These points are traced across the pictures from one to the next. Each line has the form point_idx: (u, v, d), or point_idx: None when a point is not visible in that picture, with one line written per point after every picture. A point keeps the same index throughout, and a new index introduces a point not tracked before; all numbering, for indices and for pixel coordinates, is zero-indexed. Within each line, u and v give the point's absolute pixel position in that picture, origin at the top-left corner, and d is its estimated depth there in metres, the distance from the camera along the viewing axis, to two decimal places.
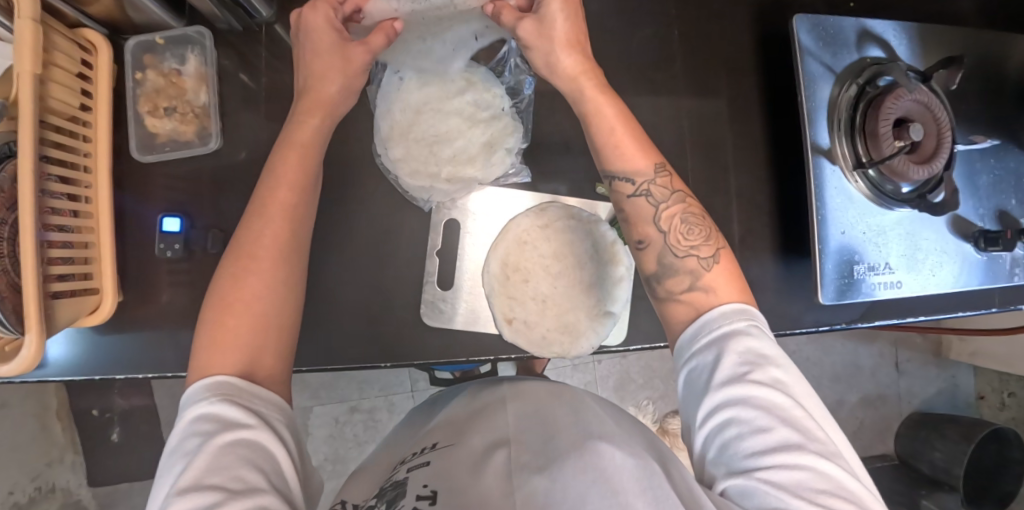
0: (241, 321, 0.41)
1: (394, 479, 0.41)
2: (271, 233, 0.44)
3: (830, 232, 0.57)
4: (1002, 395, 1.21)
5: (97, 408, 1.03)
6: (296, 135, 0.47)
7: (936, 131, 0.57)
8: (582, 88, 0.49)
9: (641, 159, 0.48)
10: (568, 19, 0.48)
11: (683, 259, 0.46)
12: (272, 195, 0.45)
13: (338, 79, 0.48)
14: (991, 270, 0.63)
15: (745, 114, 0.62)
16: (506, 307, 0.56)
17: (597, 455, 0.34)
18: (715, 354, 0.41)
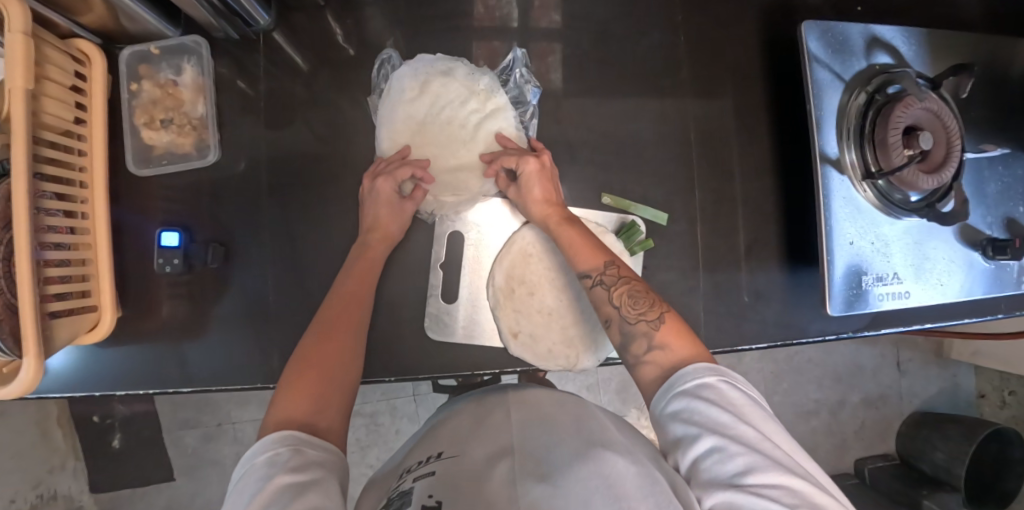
0: (314, 373, 0.42)
1: (399, 488, 0.40)
2: (344, 312, 0.47)
3: (839, 244, 0.56)
4: (1002, 393, 1.18)
5: (97, 415, 1.02)
6: (368, 253, 0.52)
7: (946, 139, 0.56)
8: (551, 220, 0.54)
9: (591, 258, 0.50)
10: (540, 177, 0.55)
11: (635, 325, 0.45)
12: (344, 283, 0.50)
13: (398, 226, 0.55)
14: (998, 278, 0.63)
15: (751, 121, 0.62)
16: (512, 320, 0.55)
17: (599, 463, 0.36)
18: (688, 402, 0.38)
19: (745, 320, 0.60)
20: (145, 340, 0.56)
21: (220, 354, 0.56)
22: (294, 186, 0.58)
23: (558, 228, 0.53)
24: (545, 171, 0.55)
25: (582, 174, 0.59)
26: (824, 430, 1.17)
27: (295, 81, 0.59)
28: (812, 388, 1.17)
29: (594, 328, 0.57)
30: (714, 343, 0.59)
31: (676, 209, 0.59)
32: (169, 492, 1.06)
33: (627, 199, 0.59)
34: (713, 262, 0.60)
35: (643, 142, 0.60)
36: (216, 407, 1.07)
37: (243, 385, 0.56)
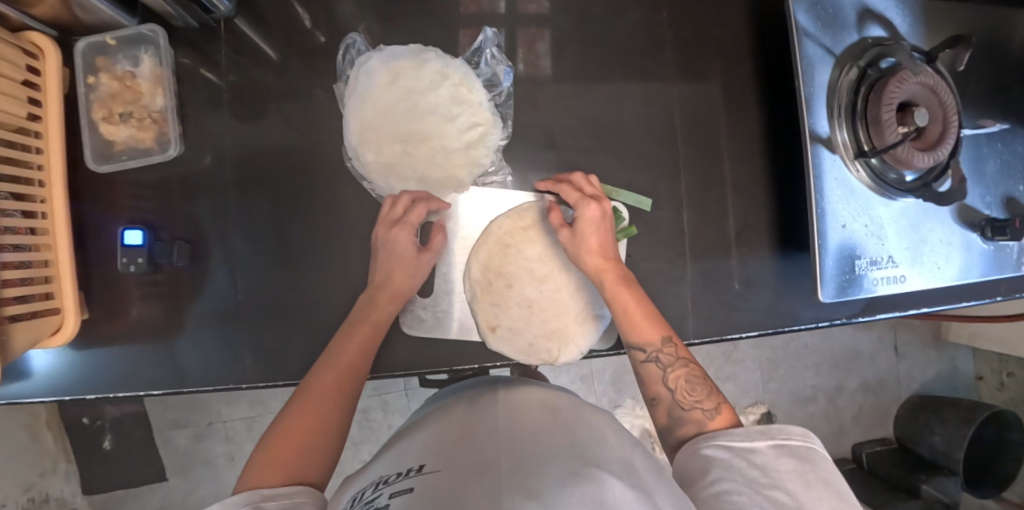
0: (293, 443, 0.39)
1: (375, 503, 0.38)
2: (335, 377, 0.45)
3: (831, 227, 0.53)
4: (1002, 375, 1.16)
5: (86, 416, 1.00)
6: (371, 315, 0.50)
7: (942, 115, 0.53)
8: (603, 280, 0.50)
9: (650, 332, 0.48)
10: (596, 232, 0.52)
11: (688, 413, 0.43)
12: (342, 345, 0.47)
13: (413, 275, 0.51)
14: (997, 259, 0.60)
15: (739, 102, 0.59)
16: (489, 312, 0.53)
17: (599, 486, 0.34)
18: (730, 456, 0.38)
19: (736, 309, 0.57)
20: (113, 342, 0.54)
21: (192, 355, 0.55)
22: (263, 180, 0.56)
23: (609, 289, 0.49)
24: (603, 221, 0.51)
25: (564, 160, 0.56)
26: (822, 416, 1.16)
27: (261, 70, 0.56)
28: (809, 375, 1.16)
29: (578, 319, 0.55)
30: (703, 334, 0.56)
31: (662, 195, 0.57)
32: (163, 492, 1.05)
33: (607, 185, 0.56)
34: (701, 250, 0.57)
35: (627, 126, 0.57)
36: (206, 406, 1.06)
37: (218, 386, 0.54)
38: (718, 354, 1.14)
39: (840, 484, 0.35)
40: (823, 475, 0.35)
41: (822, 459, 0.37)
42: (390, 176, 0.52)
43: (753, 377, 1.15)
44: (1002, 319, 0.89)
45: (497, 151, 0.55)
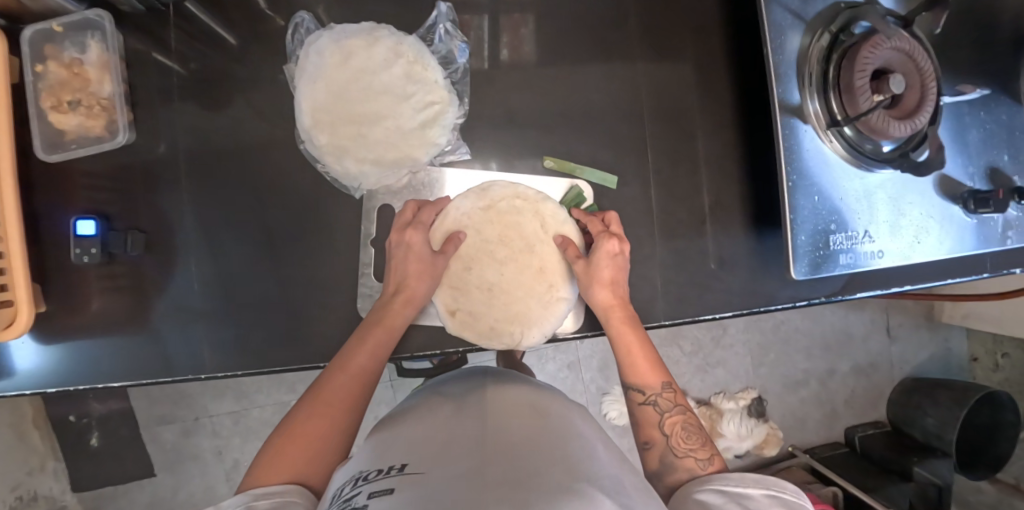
0: (299, 450, 0.41)
1: (351, 504, 0.34)
2: (344, 388, 0.45)
3: (804, 199, 0.51)
4: (996, 356, 1.17)
5: (73, 414, 0.99)
6: (386, 319, 0.48)
7: (919, 82, 0.51)
8: (610, 319, 0.51)
9: (650, 376, 0.52)
10: (610, 265, 0.51)
11: (681, 459, 0.47)
12: (353, 356, 0.46)
13: (428, 282, 0.50)
14: (981, 233, 0.58)
15: (710, 74, 0.57)
16: (449, 297, 0.52)
17: (589, 499, 0.32)
18: (725, 500, 0.40)
19: (709, 289, 0.56)
20: (76, 335, 0.53)
21: (152, 347, 0.53)
22: (218, 167, 0.54)
23: (614, 323, 0.51)
24: (620, 258, 0.51)
25: (528, 138, 0.55)
26: (813, 399, 1.17)
27: (216, 55, 0.54)
28: (800, 359, 1.17)
29: (542, 303, 0.52)
30: (674, 315, 0.55)
31: (628, 172, 0.55)
32: (151, 488, 1.05)
33: (571, 162, 0.55)
34: (670, 228, 0.55)
35: (593, 103, 0.56)
36: (192, 401, 1.06)
37: (178, 378, 0.52)
38: (707, 339, 1.15)
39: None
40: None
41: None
42: (343, 158, 0.50)
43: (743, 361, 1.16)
44: (996, 296, 0.86)
45: (455, 129, 0.53)
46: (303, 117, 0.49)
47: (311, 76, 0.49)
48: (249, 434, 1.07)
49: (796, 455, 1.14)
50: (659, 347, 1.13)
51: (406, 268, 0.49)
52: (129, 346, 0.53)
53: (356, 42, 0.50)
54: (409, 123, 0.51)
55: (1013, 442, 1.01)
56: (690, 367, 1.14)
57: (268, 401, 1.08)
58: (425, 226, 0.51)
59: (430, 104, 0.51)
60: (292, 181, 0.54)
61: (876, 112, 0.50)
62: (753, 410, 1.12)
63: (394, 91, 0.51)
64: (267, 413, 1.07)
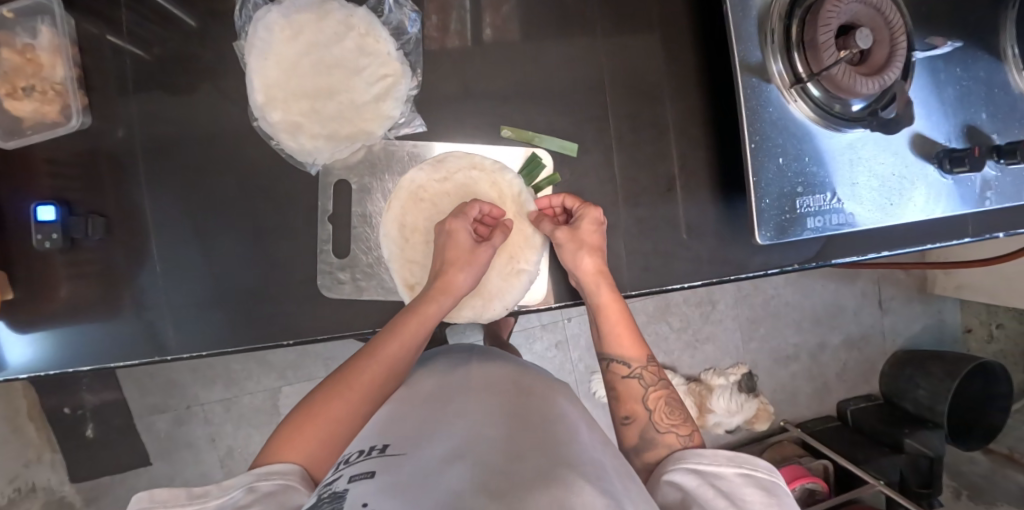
0: (315, 434, 0.44)
1: (333, 489, 0.34)
2: (369, 375, 0.47)
3: (768, 160, 0.50)
4: (991, 327, 1.18)
5: (68, 407, 0.99)
6: (421, 308, 0.50)
7: (888, 37, 0.50)
8: (600, 286, 0.52)
9: (633, 349, 0.52)
10: (597, 232, 0.52)
11: (662, 435, 0.46)
12: (383, 345, 0.48)
13: (467, 271, 0.52)
14: (957, 194, 0.57)
15: (672, 38, 0.56)
16: (407, 272, 0.56)
17: (568, 488, 0.30)
18: (698, 483, 0.40)
19: (676, 259, 0.55)
20: (50, 318, 0.53)
21: (127, 331, 0.54)
22: (182, 151, 0.55)
23: (598, 288, 0.51)
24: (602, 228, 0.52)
25: (486, 109, 0.54)
26: (804, 374, 1.20)
27: (172, 37, 0.54)
28: (790, 333, 1.19)
29: (502, 276, 0.56)
30: (640, 285, 0.55)
31: (589, 140, 0.55)
32: (148, 477, 1.07)
33: (529, 131, 0.54)
34: (632, 197, 0.55)
35: (553, 72, 0.55)
36: (183, 390, 1.07)
37: (180, 356, 0.54)
38: (696, 314, 1.15)
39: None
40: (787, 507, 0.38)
41: (783, 492, 0.40)
42: (298, 134, 0.50)
43: (732, 335, 1.17)
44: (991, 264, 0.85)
45: (409, 101, 0.53)
46: (255, 95, 0.49)
47: (263, 51, 0.49)
48: (241, 420, 1.09)
49: (788, 429, 1.16)
50: (646, 324, 1.13)
51: (448, 253, 0.52)
52: (102, 330, 0.54)
53: (307, 17, 0.50)
54: (363, 96, 0.52)
55: (1006, 413, 1.03)
56: (679, 344, 1.14)
57: (258, 387, 1.10)
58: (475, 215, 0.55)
59: (383, 77, 0.51)
60: (254, 160, 0.54)
61: (840, 69, 0.48)
62: (743, 386, 1.11)
63: (347, 64, 0.51)
64: (258, 399, 1.10)
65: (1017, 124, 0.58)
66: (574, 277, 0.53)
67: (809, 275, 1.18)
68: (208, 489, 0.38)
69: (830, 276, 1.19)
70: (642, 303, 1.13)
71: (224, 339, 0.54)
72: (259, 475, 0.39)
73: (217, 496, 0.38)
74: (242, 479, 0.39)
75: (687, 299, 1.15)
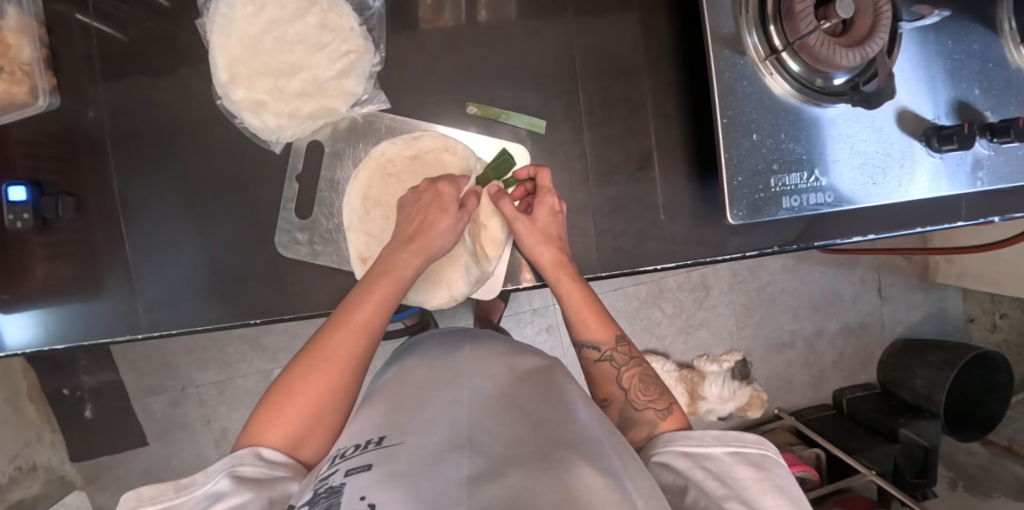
0: (294, 409, 0.42)
1: (330, 484, 0.34)
2: (346, 347, 0.45)
3: (742, 137, 0.49)
4: (994, 317, 1.15)
5: (66, 388, 1.04)
6: (393, 267, 0.48)
7: (871, 6, 0.48)
8: (561, 278, 0.51)
9: (600, 331, 0.52)
10: (553, 220, 0.51)
11: (640, 412, 0.47)
12: (357, 310, 0.46)
13: (451, 227, 0.49)
14: (948, 172, 0.54)
15: (646, 12, 0.54)
16: (361, 244, 0.54)
17: (563, 470, 0.30)
18: (689, 465, 0.40)
19: (649, 239, 0.55)
20: (25, 299, 0.54)
21: (104, 310, 0.55)
22: (151, 131, 0.55)
23: (562, 278, 0.51)
24: (558, 213, 0.52)
25: (454, 86, 0.53)
26: (800, 362, 1.18)
27: (138, 16, 0.54)
28: (786, 320, 1.17)
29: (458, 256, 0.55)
30: (612, 266, 0.55)
31: (559, 117, 0.54)
32: (145, 456, 1.09)
33: (496, 107, 0.54)
34: (604, 175, 0.54)
35: (523, 48, 0.54)
36: (178, 373, 1.09)
37: (154, 333, 0.55)
38: (689, 300, 1.14)
39: (788, 486, 0.39)
40: (777, 482, 0.39)
41: (775, 463, 0.41)
42: (260, 113, 0.50)
43: (726, 322, 1.16)
44: None
45: (372, 77, 0.52)
46: (218, 73, 0.49)
47: (224, 28, 0.49)
48: (235, 403, 1.11)
49: (782, 417, 1.15)
50: (639, 309, 1.12)
51: (428, 211, 0.50)
52: (70, 309, 0.54)
53: None
54: (325, 73, 0.51)
55: (1005, 403, 1.01)
56: (671, 329, 1.13)
57: (251, 370, 1.11)
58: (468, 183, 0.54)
59: (346, 54, 0.51)
60: (223, 139, 0.54)
61: (818, 38, 0.46)
62: (736, 372, 1.09)
63: (309, 41, 0.50)
64: (251, 381, 1.11)
65: (1014, 101, 0.55)
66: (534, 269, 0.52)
67: (806, 262, 1.16)
68: (195, 477, 0.39)
69: (828, 262, 1.16)
70: (634, 288, 1.12)
71: (196, 317, 0.55)
72: (242, 458, 0.39)
73: (204, 484, 0.38)
74: (229, 459, 0.39)
75: (680, 285, 1.13)
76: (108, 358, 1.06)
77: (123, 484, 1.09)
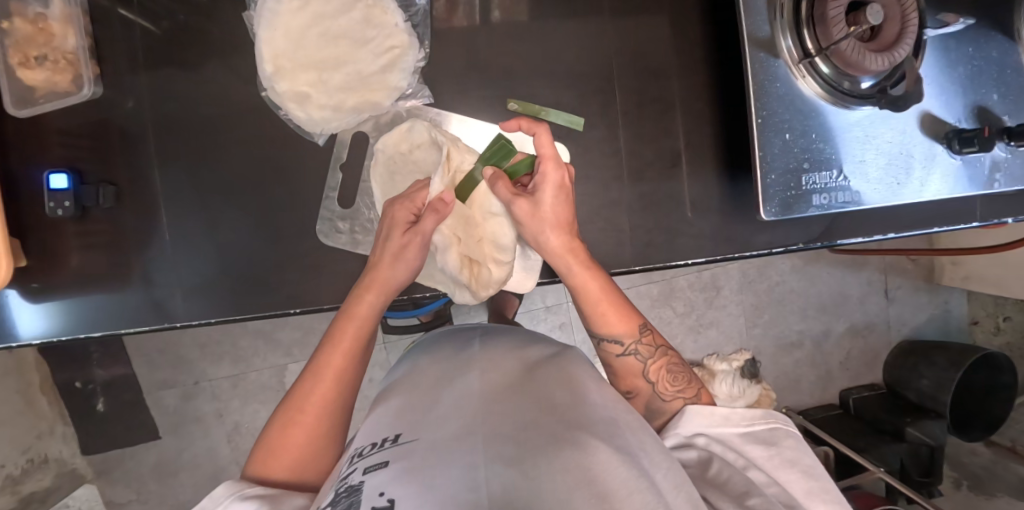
0: (283, 466, 0.44)
1: (349, 482, 0.34)
2: (320, 393, 0.46)
3: (773, 137, 0.50)
4: (998, 320, 1.18)
5: (79, 380, 1.03)
6: (355, 309, 0.49)
7: (899, 14, 0.49)
8: (572, 267, 0.49)
9: (622, 325, 0.50)
10: (560, 203, 0.49)
11: (669, 402, 0.47)
12: (328, 360, 0.47)
13: (406, 261, 0.49)
14: (967, 175, 0.56)
15: (681, 14, 0.56)
16: None
17: (583, 449, 0.31)
18: (708, 441, 0.43)
19: (679, 235, 0.56)
20: (62, 288, 0.54)
21: (141, 300, 0.55)
22: (189, 123, 0.55)
23: (574, 268, 0.49)
24: (565, 187, 0.48)
25: (493, 82, 0.55)
26: (807, 361, 1.20)
27: (178, 10, 0.54)
28: (795, 320, 1.19)
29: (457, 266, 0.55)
30: (643, 261, 0.56)
31: (594, 114, 0.56)
32: (157, 450, 1.09)
33: (535, 104, 0.55)
34: (638, 172, 0.56)
35: (561, 47, 0.55)
36: (191, 367, 1.09)
37: (189, 322, 0.56)
38: (700, 300, 1.16)
39: (801, 456, 0.42)
40: (787, 455, 0.41)
41: (782, 433, 0.44)
42: (305, 104, 0.51)
43: (736, 321, 1.18)
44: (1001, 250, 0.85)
45: (415, 73, 0.53)
46: (264, 65, 0.50)
47: (271, 21, 0.50)
48: (248, 397, 1.11)
49: (789, 416, 1.17)
50: (650, 308, 1.14)
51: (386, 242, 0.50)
52: (106, 299, 0.55)
53: None
54: (369, 67, 0.53)
55: (1008, 404, 1.05)
56: (682, 328, 1.15)
57: (265, 365, 1.11)
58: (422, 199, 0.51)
59: (390, 49, 0.52)
60: (261, 132, 0.55)
61: (849, 44, 0.48)
62: (746, 372, 1.08)
63: (354, 35, 0.52)
64: (265, 376, 1.11)
65: None
66: (546, 258, 0.51)
67: (815, 264, 1.18)
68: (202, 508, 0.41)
69: (836, 264, 1.19)
70: (645, 288, 1.14)
71: (233, 306, 0.56)
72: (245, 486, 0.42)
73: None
74: (227, 490, 0.42)
75: (692, 284, 1.15)
76: (122, 351, 1.06)
77: (134, 478, 1.09)
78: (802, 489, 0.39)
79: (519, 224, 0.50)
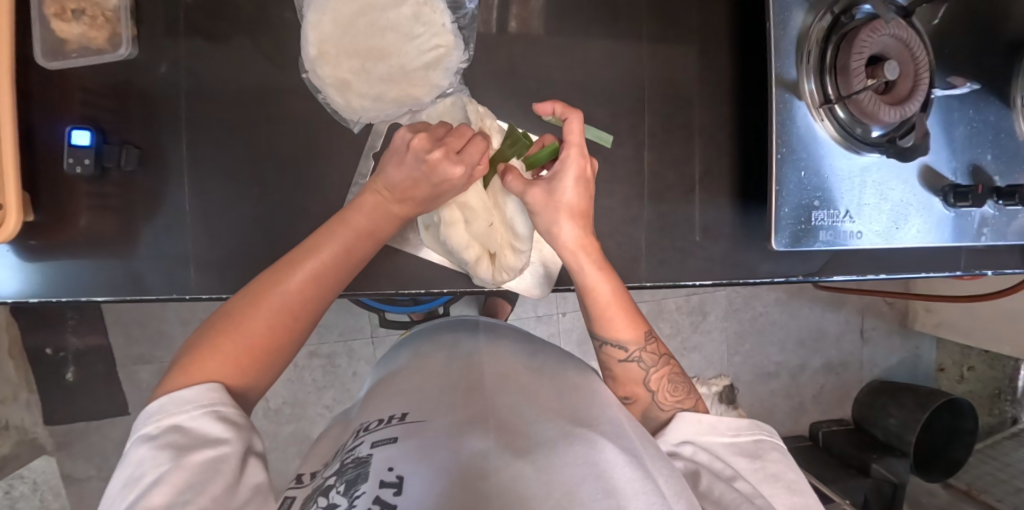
0: (226, 365, 0.37)
1: (356, 455, 0.31)
2: (294, 289, 0.41)
3: (791, 171, 0.53)
4: (962, 368, 1.27)
5: (50, 347, 0.99)
6: (358, 217, 0.46)
7: (913, 71, 0.53)
8: (582, 264, 0.49)
9: (629, 331, 0.49)
10: (576, 192, 0.50)
11: (667, 412, 0.45)
12: (314, 256, 0.43)
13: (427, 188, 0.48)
14: (955, 227, 0.59)
15: (711, 49, 0.59)
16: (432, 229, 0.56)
17: (589, 446, 0.29)
18: (694, 451, 0.42)
19: (689, 256, 0.59)
20: (67, 249, 0.53)
21: (147, 268, 0.54)
22: (221, 95, 0.55)
23: (586, 265, 0.49)
24: (583, 183, 0.50)
25: (530, 94, 0.57)
26: (783, 392, 1.24)
27: None
28: (774, 351, 1.23)
29: (473, 249, 0.55)
30: (656, 277, 0.59)
31: (623, 132, 0.58)
32: (123, 427, 1.05)
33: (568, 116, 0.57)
34: (658, 193, 0.59)
35: (599, 67, 0.58)
36: (171, 342, 1.06)
37: (195, 295, 0.54)
38: (686, 322, 1.19)
39: (783, 470, 0.42)
40: (771, 470, 0.42)
41: (766, 446, 0.44)
42: (345, 92, 0.53)
43: (719, 347, 1.21)
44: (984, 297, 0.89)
45: (456, 73, 0.55)
46: (309, 48, 0.51)
47: (322, 6, 0.51)
48: None
49: None
50: None
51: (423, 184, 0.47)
52: (112, 264, 0.54)
53: None
54: (413, 62, 0.53)
55: (969, 449, 1.10)
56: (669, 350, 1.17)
57: None
58: (471, 154, 0.47)
59: (436, 47, 0.53)
60: (297, 113, 0.55)
61: (866, 95, 0.51)
62: (725, 396, 1.06)
63: (401, 30, 0.53)
64: None
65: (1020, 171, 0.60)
66: (556, 249, 0.51)
67: (797, 298, 1.23)
68: (161, 405, 0.33)
69: (818, 300, 1.24)
70: None
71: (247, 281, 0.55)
72: (222, 399, 0.34)
73: (174, 416, 0.33)
74: (202, 395, 0.34)
75: (680, 307, 1.18)
76: (98, 320, 1.02)
77: (96, 453, 1.04)
78: (785, 504, 0.40)
79: (532, 212, 0.51)
